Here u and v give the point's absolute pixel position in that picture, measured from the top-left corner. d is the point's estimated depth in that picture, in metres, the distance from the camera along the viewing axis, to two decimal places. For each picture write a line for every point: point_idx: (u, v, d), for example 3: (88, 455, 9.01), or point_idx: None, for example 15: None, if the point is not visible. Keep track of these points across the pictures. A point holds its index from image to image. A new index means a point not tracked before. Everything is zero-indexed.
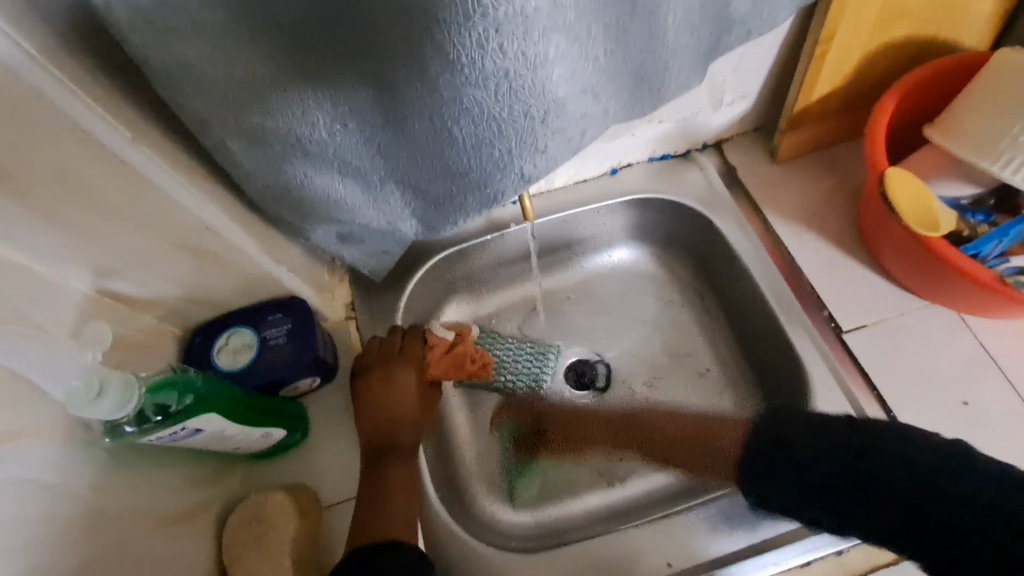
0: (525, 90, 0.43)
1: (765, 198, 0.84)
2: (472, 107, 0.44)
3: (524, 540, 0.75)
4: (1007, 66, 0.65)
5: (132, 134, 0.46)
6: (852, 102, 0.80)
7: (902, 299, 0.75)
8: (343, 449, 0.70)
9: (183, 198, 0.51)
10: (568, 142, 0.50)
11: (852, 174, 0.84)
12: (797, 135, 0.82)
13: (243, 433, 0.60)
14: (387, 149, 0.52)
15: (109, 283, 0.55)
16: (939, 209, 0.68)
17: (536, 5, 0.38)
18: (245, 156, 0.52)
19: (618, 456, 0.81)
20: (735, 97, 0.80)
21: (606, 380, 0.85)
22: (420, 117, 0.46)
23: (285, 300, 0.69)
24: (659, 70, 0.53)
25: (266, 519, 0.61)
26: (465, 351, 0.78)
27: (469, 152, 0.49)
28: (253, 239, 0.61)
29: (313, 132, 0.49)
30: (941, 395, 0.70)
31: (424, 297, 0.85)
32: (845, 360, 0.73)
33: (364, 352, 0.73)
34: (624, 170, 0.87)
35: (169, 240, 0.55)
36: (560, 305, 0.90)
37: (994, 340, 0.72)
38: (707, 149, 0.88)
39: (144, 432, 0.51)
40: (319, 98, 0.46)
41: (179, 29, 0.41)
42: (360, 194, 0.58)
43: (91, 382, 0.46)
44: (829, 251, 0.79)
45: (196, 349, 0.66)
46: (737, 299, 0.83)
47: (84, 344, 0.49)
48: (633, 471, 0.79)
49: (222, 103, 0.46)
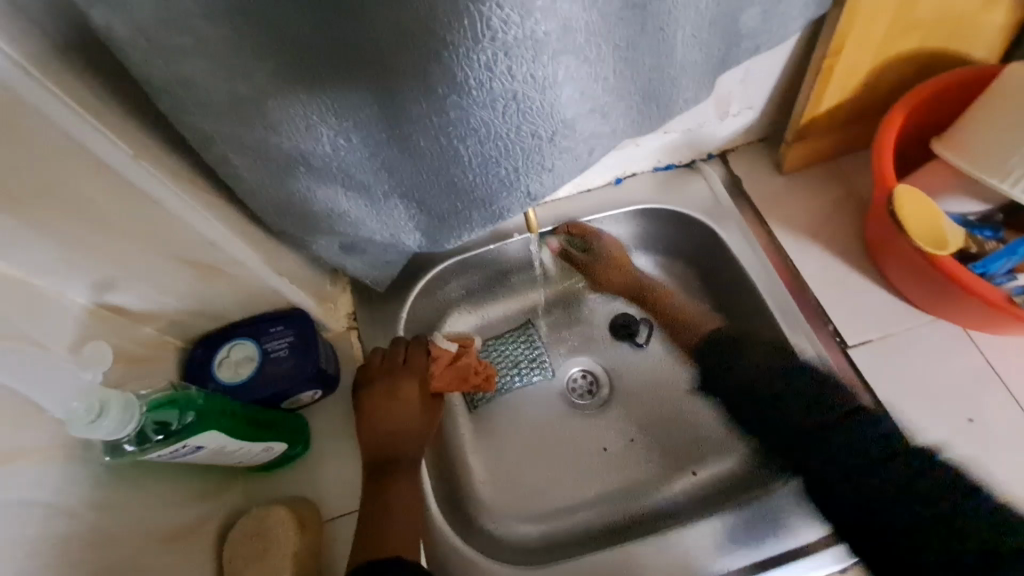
0: (533, 111, 0.42)
1: (772, 210, 0.83)
2: (478, 127, 0.44)
3: (524, 555, 0.75)
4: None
5: (133, 151, 0.45)
6: (860, 114, 0.79)
7: (908, 315, 0.74)
8: (344, 464, 0.70)
9: (187, 215, 0.51)
10: (575, 161, 0.50)
11: (859, 187, 0.83)
12: (805, 146, 0.81)
13: (244, 447, 0.59)
14: (391, 163, 0.52)
15: (110, 297, 0.54)
16: (949, 224, 0.67)
17: (546, 29, 0.37)
18: (248, 170, 0.51)
19: (602, 445, 0.82)
20: (741, 108, 0.79)
21: (647, 336, 0.87)
22: (426, 134, 0.46)
23: (286, 311, 0.68)
24: (668, 86, 0.52)
25: (267, 535, 0.60)
26: (470, 362, 0.76)
27: (475, 170, 0.49)
28: (256, 251, 0.60)
29: (317, 146, 0.48)
30: (946, 412, 0.69)
31: (426, 307, 0.84)
32: (850, 375, 0.72)
33: (366, 363, 0.73)
34: (629, 179, 0.87)
35: (170, 253, 0.54)
36: (564, 311, 0.90)
37: (1000, 355, 0.71)
38: (712, 158, 0.87)
39: (145, 450, 0.49)
40: (325, 113, 0.46)
41: (179, 49, 0.39)
42: (364, 207, 0.57)
43: (92, 403, 0.45)
44: (835, 264, 0.78)
45: (197, 361, 0.65)
46: (740, 311, 0.82)
47: (84, 365, 0.47)
48: (709, 459, 0.79)
49: (224, 119, 0.45)
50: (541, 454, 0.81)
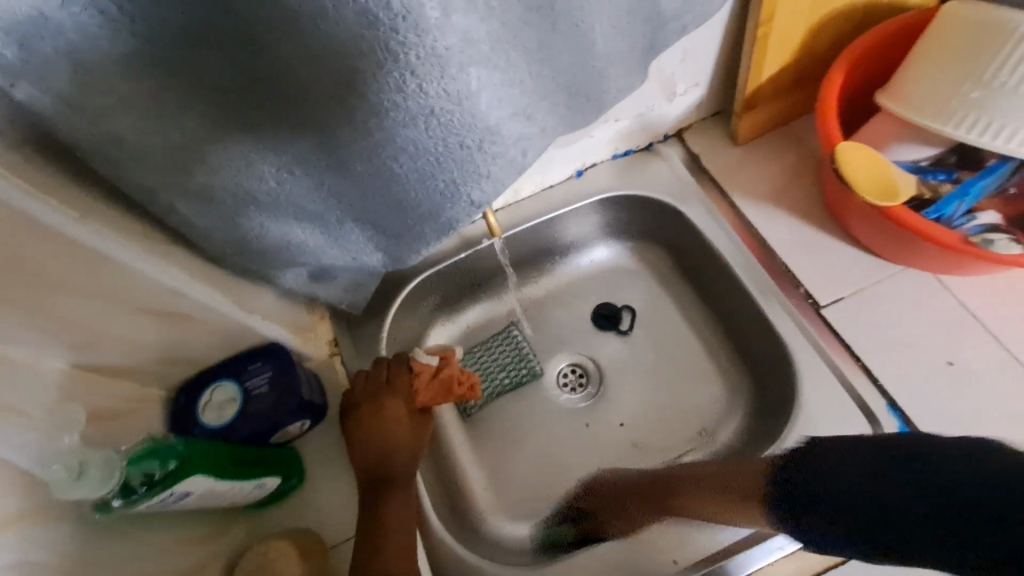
0: (456, 122, 0.44)
1: (733, 182, 0.84)
2: (408, 145, 0.45)
3: (528, 555, 0.76)
4: (970, 26, 0.64)
5: (78, 214, 0.46)
6: (803, 77, 0.80)
7: (877, 267, 0.75)
8: (341, 488, 0.70)
9: (145, 269, 0.52)
10: (511, 164, 0.50)
11: (815, 148, 0.83)
12: (755, 116, 0.82)
13: (234, 487, 0.59)
14: (338, 192, 0.53)
15: (84, 357, 0.55)
16: (899, 174, 0.68)
17: (447, 43, 0.38)
18: (197, 217, 0.51)
19: (585, 423, 0.83)
20: (687, 86, 0.80)
21: (629, 324, 0.88)
22: (362, 157, 0.48)
23: (262, 348, 0.69)
24: (595, 78, 0.53)
25: (271, 566, 0.61)
26: (452, 373, 0.76)
27: (416, 185, 0.50)
28: (221, 294, 0.61)
29: (261, 184, 0.49)
30: (927, 358, 0.69)
31: (406, 324, 0.85)
32: (827, 334, 0.73)
33: (351, 387, 0.74)
34: (589, 171, 0.87)
35: (133, 306, 0.55)
36: (543, 309, 0.91)
37: (973, 295, 0.72)
38: (669, 139, 0.88)
39: (132, 503, 0.50)
40: (262, 151, 0.47)
41: (105, 109, 0.40)
42: (321, 236, 0.58)
43: (71, 464, 0.46)
44: (801, 226, 0.79)
45: (181, 409, 0.66)
46: (717, 285, 0.83)
47: (59, 429, 0.48)
48: (725, 424, 0.80)
49: (163, 173, 0.46)
50: (538, 454, 0.82)
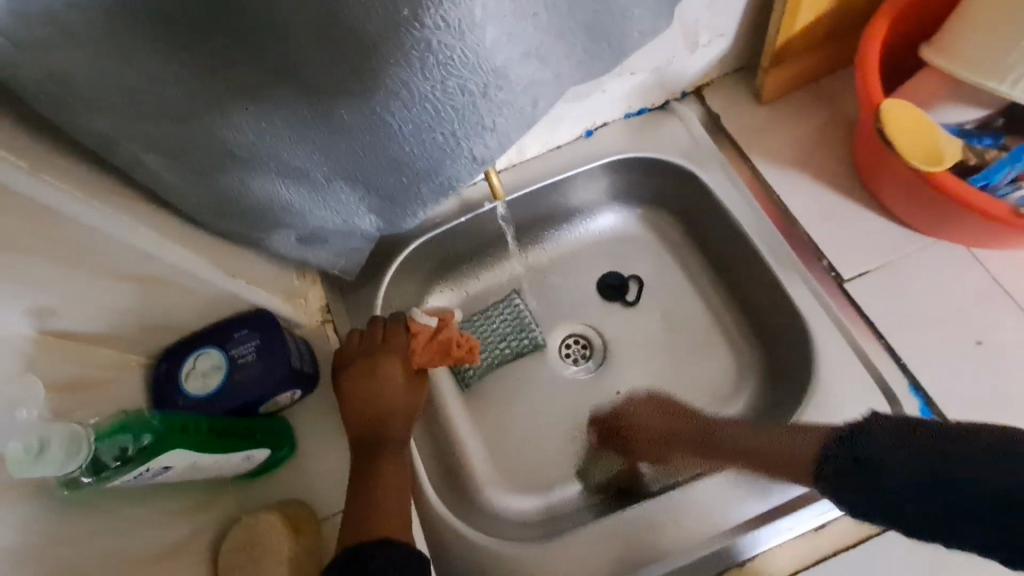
0: (456, 61, 0.37)
1: (755, 144, 0.77)
2: (400, 90, 0.39)
3: (527, 529, 0.74)
4: None
5: (29, 165, 0.41)
6: (838, 30, 0.72)
7: (907, 239, 0.70)
8: (334, 459, 0.67)
9: (111, 228, 0.47)
10: (520, 115, 0.44)
11: (846, 108, 0.77)
12: (783, 72, 0.75)
13: (219, 460, 0.56)
14: (325, 145, 0.47)
15: (52, 323, 0.51)
16: (946, 138, 0.62)
17: None
18: (168, 170, 0.47)
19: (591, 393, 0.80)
20: (711, 37, 0.73)
21: (636, 294, 0.84)
22: (348, 104, 0.42)
23: (247, 315, 0.64)
24: (617, 17, 0.46)
25: (260, 542, 0.57)
26: (451, 335, 0.72)
27: (411, 139, 0.45)
28: (201, 256, 0.56)
29: (236, 135, 0.44)
30: (952, 336, 0.65)
31: (402, 291, 0.81)
32: (848, 309, 0.69)
33: (343, 347, 0.70)
34: (600, 130, 0.81)
35: (103, 268, 0.50)
36: (547, 277, 0.86)
37: (1006, 271, 0.67)
38: (687, 97, 0.81)
39: (104, 479, 0.48)
40: (237, 97, 0.42)
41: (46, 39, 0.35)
42: (308, 195, 0.53)
43: (30, 441, 0.43)
44: (826, 194, 0.73)
45: (162, 378, 0.62)
46: (733, 255, 0.78)
47: (15, 401, 0.44)
48: (735, 401, 0.77)
49: (125, 115, 0.41)
50: (539, 426, 0.79)
